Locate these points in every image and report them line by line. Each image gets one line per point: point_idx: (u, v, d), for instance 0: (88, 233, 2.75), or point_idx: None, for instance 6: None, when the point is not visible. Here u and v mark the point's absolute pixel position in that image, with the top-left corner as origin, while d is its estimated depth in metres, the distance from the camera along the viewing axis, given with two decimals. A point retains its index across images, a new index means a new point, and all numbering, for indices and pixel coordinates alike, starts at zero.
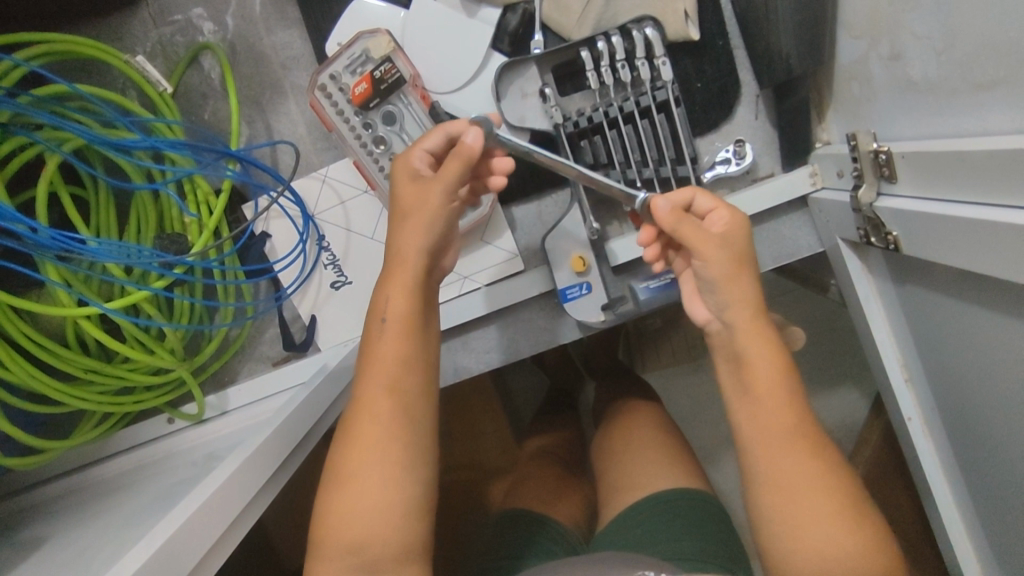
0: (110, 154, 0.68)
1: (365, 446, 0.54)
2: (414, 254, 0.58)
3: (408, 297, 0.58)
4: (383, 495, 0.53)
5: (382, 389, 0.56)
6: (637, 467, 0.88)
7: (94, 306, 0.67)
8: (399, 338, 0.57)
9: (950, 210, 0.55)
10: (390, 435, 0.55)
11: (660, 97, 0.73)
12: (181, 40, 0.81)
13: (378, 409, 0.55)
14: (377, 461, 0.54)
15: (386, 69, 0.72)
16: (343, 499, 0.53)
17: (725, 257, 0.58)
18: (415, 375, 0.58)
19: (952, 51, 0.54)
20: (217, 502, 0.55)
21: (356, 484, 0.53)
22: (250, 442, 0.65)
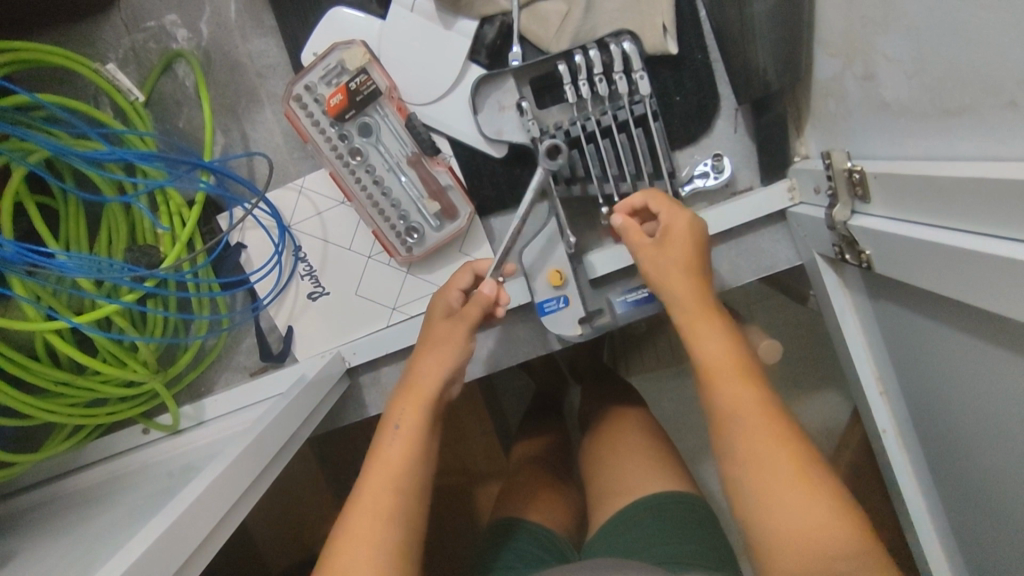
0: (78, 165, 0.67)
1: (360, 537, 0.56)
2: (431, 382, 0.64)
3: (418, 412, 0.63)
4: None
5: (382, 487, 0.59)
6: (625, 470, 0.88)
7: (63, 320, 0.65)
8: (406, 447, 0.61)
9: (919, 233, 0.56)
10: (383, 528, 0.57)
11: (637, 111, 0.73)
12: (154, 47, 0.80)
13: (374, 507, 0.57)
14: (364, 551, 0.55)
15: (362, 81, 0.72)
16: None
17: (670, 251, 0.65)
18: (414, 477, 0.60)
19: (921, 74, 0.54)
20: (191, 520, 0.54)
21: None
22: (222, 458, 0.64)
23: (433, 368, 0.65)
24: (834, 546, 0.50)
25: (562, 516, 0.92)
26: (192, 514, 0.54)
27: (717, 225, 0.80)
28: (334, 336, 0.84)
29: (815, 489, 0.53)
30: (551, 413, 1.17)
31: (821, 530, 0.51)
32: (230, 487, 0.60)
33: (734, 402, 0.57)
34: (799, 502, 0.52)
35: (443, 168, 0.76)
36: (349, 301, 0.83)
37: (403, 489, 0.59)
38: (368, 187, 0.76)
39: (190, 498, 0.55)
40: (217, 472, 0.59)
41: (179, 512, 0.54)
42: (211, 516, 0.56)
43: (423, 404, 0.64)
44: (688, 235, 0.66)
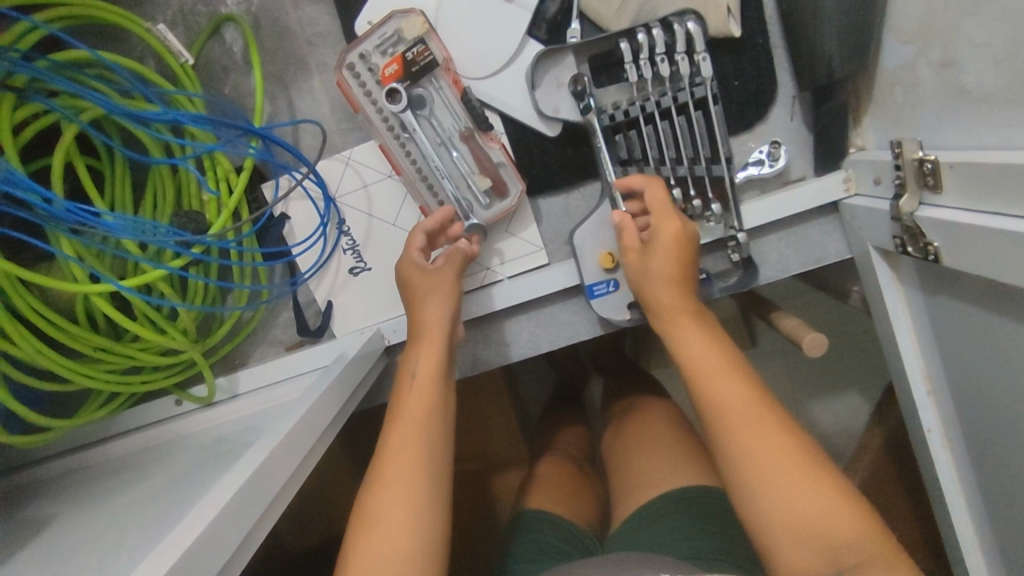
0: (128, 124, 0.66)
1: (392, 486, 0.56)
2: (441, 324, 0.67)
3: (435, 360, 0.65)
4: (405, 530, 0.54)
5: (408, 433, 0.59)
6: (646, 464, 0.85)
7: (108, 282, 0.64)
8: (427, 393, 0.62)
9: (998, 223, 0.54)
10: (413, 472, 0.57)
11: (699, 94, 0.70)
12: (203, 10, 0.78)
13: (403, 451, 0.58)
14: (396, 500, 0.55)
15: (419, 51, 0.70)
16: (370, 544, 0.53)
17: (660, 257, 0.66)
18: (438, 421, 0.61)
19: (1012, 61, 0.52)
20: (241, 490, 0.53)
21: (382, 528, 0.54)
22: (268, 429, 0.63)
23: (440, 319, 0.67)
24: (833, 535, 0.51)
25: (584, 508, 0.90)
26: (247, 485, 0.53)
27: (770, 213, 0.79)
28: (374, 313, 0.83)
29: (815, 479, 0.53)
30: (576, 405, 1.15)
31: (818, 520, 0.52)
32: (280, 461, 0.58)
33: (729, 401, 0.57)
34: (799, 493, 0.52)
35: (496, 145, 0.75)
36: (392, 278, 0.82)
37: (428, 432, 0.60)
38: (418, 161, 0.74)
39: (243, 472, 0.54)
40: (268, 445, 0.58)
41: (235, 485, 0.52)
42: (264, 488, 0.55)
43: (439, 350, 0.65)
44: (674, 243, 0.66)
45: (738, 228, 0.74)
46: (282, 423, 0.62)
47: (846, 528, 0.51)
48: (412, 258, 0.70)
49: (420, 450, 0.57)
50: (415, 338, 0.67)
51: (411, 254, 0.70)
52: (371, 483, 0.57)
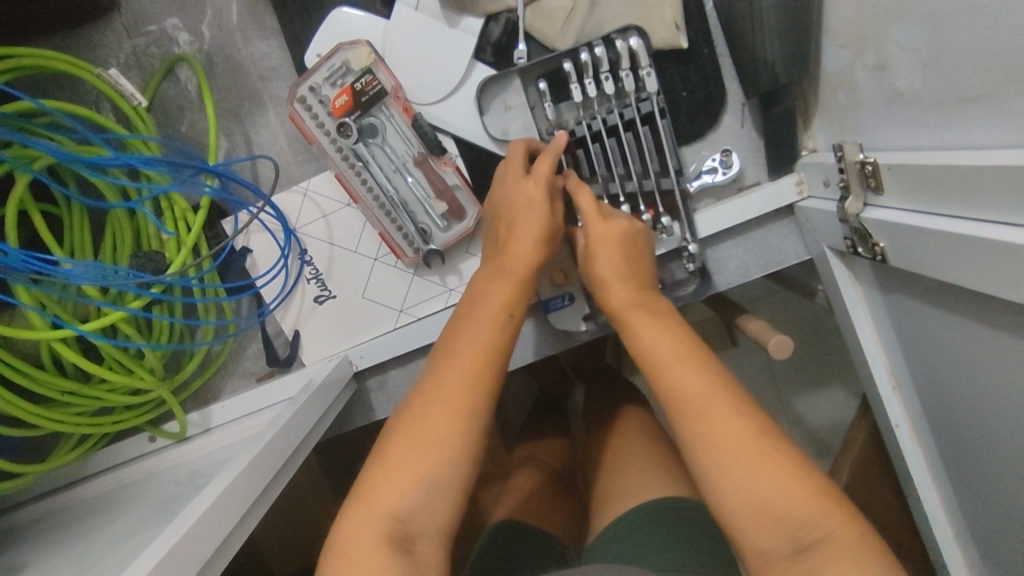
0: (82, 171, 0.66)
1: (441, 411, 0.54)
2: (528, 263, 0.63)
3: (517, 297, 0.62)
4: (435, 457, 0.52)
5: (474, 358, 0.57)
6: (626, 473, 0.81)
7: (69, 328, 0.64)
8: (502, 327, 0.59)
9: (936, 224, 0.55)
10: (466, 402, 0.55)
11: (644, 109, 0.73)
12: (155, 51, 0.79)
13: (461, 380, 0.56)
14: (437, 428, 0.53)
15: (367, 81, 0.71)
16: (394, 464, 0.52)
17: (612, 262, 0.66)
18: (501, 362, 0.58)
19: (937, 64, 0.53)
20: (205, 527, 0.53)
21: (416, 443, 0.53)
22: (232, 463, 0.63)
23: (532, 259, 0.63)
24: (803, 524, 0.49)
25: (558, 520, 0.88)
26: (209, 519, 0.54)
27: (726, 221, 0.80)
28: (342, 339, 0.83)
29: (784, 466, 0.51)
30: (555, 415, 1.15)
31: (785, 505, 0.50)
32: (246, 493, 0.59)
33: (685, 387, 0.56)
34: (760, 475, 0.51)
35: (450, 168, 0.76)
36: (357, 304, 0.82)
37: (493, 367, 0.57)
38: (374, 188, 0.75)
39: (205, 508, 0.54)
40: (231, 479, 0.58)
41: (194, 519, 0.52)
42: (226, 521, 0.56)
43: (525, 285, 0.62)
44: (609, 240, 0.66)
45: (689, 240, 0.77)
46: (246, 457, 0.62)
47: (811, 516, 0.49)
48: (538, 186, 0.65)
49: (479, 389, 0.55)
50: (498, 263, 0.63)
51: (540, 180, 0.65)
52: (418, 399, 0.55)
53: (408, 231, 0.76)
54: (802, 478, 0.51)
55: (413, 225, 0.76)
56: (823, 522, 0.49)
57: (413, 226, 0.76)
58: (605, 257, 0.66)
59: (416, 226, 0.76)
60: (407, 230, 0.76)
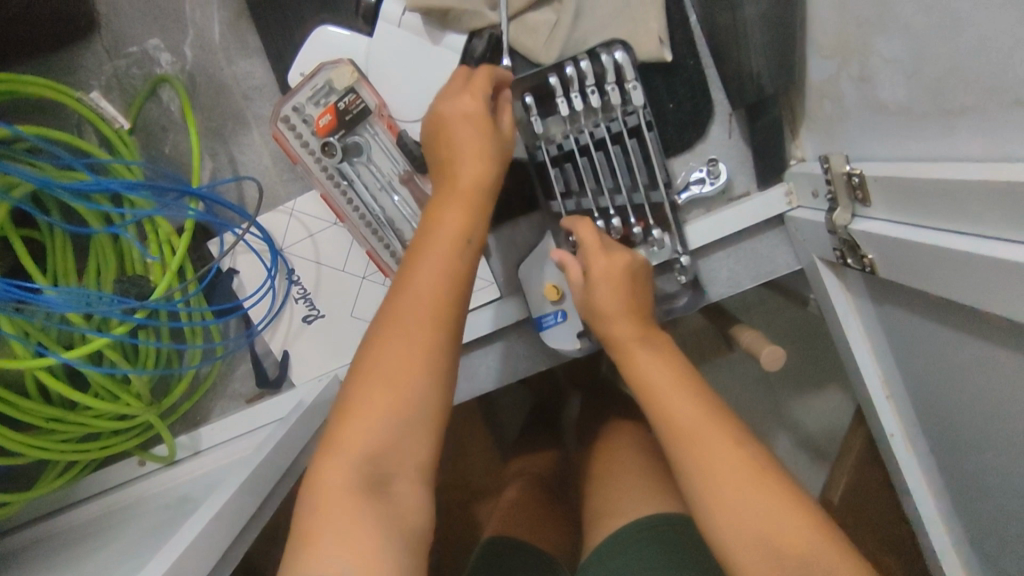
0: (63, 197, 0.66)
1: (397, 345, 0.51)
2: (475, 174, 0.59)
3: (466, 206, 0.58)
4: (398, 396, 0.50)
5: (427, 292, 0.53)
6: (619, 489, 0.81)
7: (52, 357, 0.63)
8: (453, 252, 0.55)
9: (924, 237, 0.54)
10: (424, 332, 0.52)
11: (632, 122, 0.72)
12: (137, 73, 0.78)
13: (415, 315, 0.53)
14: (393, 358, 0.51)
15: (351, 100, 0.71)
16: (357, 406, 0.50)
17: (610, 293, 0.64)
18: (460, 291, 0.55)
19: (920, 75, 0.53)
20: (194, 556, 0.52)
21: (376, 380, 0.50)
22: (223, 486, 0.62)
23: (479, 171, 0.59)
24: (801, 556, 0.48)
25: (553, 536, 0.88)
26: (197, 549, 0.52)
27: (715, 233, 0.80)
28: (331, 359, 0.82)
29: (780, 496, 0.51)
30: (550, 425, 1.13)
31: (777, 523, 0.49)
32: (233, 519, 0.58)
33: (680, 415, 0.56)
34: (755, 504, 0.51)
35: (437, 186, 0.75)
36: (345, 323, 0.82)
37: (448, 294, 0.54)
38: (361, 207, 0.74)
39: (193, 533, 0.53)
40: (220, 503, 0.57)
41: (183, 546, 0.51)
42: (215, 548, 0.54)
43: (478, 195, 0.59)
44: (611, 273, 0.64)
45: (680, 252, 0.77)
46: (237, 479, 0.61)
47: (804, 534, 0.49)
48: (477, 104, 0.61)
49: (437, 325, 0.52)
50: (446, 181, 0.60)
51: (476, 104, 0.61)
52: (373, 343, 0.52)
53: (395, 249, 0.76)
54: (799, 509, 0.50)
55: (400, 243, 0.75)
56: (821, 555, 0.48)
57: (400, 244, 0.75)
58: (603, 291, 0.64)
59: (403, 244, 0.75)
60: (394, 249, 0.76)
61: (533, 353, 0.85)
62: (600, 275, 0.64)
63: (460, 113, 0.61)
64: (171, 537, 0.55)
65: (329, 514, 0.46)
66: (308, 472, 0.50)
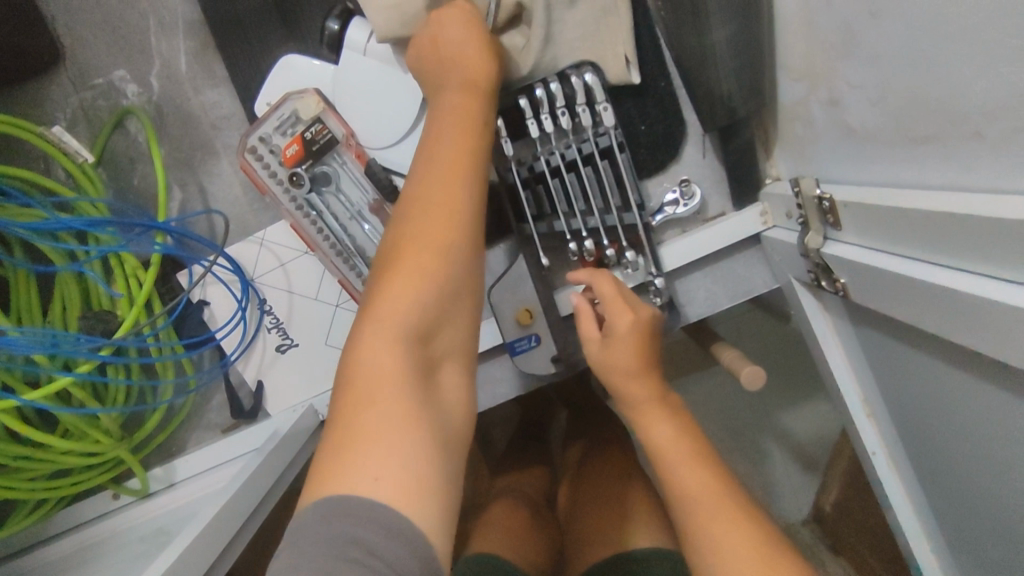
0: (25, 236, 0.65)
1: (418, 246, 0.48)
2: (484, 80, 0.57)
3: (470, 106, 0.56)
4: (423, 292, 0.47)
5: (439, 188, 0.50)
6: (607, 520, 0.79)
7: (16, 398, 0.62)
8: (465, 147, 0.53)
9: (895, 264, 0.53)
10: (443, 225, 0.49)
11: (602, 143, 0.72)
12: (104, 104, 0.78)
13: (435, 212, 0.49)
14: (418, 260, 0.47)
15: (318, 129, 0.70)
16: (381, 316, 0.46)
17: (631, 353, 0.62)
18: (474, 180, 0.52)
19: (884, 102, 0.52)
20: None
21: (401, 282, 0.46)
22: (197, 519, 0.60)
23: (485, 74, 0.57)
24: None
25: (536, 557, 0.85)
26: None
27: (691, 254, 0.79)
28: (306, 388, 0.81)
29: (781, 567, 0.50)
30: (539, 443, 1.10)
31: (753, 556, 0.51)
32: (200, 559, 0.56)
33: (688, 487, 0.57)
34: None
35: None
36: (319, 351, 0.81)
37: (463, 197, 0.51)
38: (331, 235, 0.74)
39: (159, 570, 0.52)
40: (188, 541, 0.55)
41: None
42: None
43: (483, 101, 0.57)
44: (632, 335, 0.62)
45: (654, 274, 0.76)
46: (211, 513, 0.60)
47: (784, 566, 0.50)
48: (464, 15, 0.59)
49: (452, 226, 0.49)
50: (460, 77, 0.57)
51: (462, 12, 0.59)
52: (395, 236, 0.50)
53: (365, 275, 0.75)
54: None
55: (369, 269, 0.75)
56: None
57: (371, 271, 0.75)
58: (616, 351, 0.62)
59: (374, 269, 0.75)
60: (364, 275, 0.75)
61: (511, 376, 0.84)
62: (623, 334, 0.62)
63: (455, 24, 0.59)
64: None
65: (381, 407, 0.42)
66: (337, 372, 0.45)
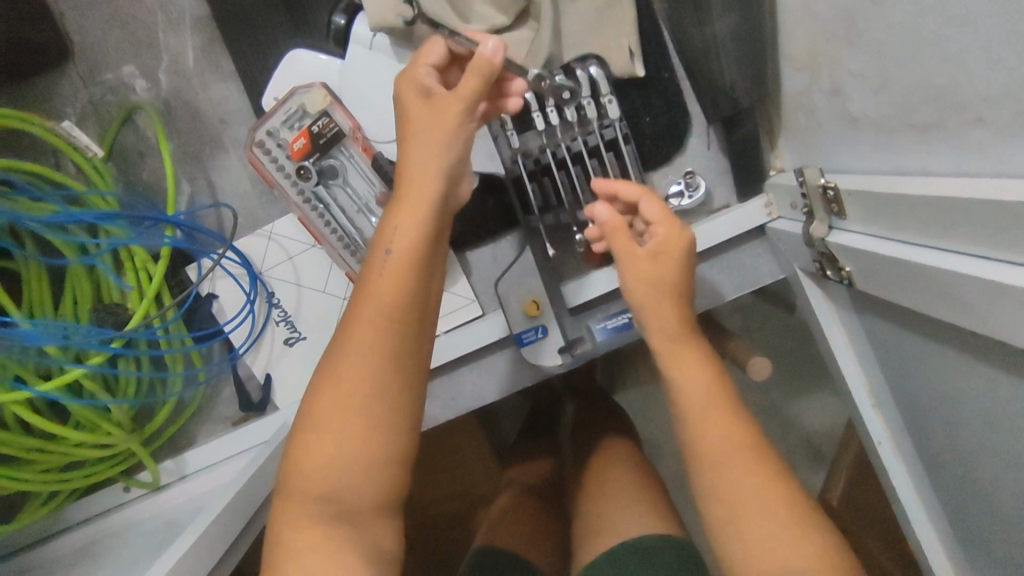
0: (37, 230, 0.65)
1: (340, 395, 0.48)
2: (429, 176, 0.51)
3: (417, 226, 0.51)
4: (345, 443, 0.48)
5: (365, 329, 0.48)
6: (613, 509, 0.79)
7: (28, 390, 0.63)
8: (397, 279, 0.49)
9: (901, 252, 0.54)
10: (360, 369, 0.48)
11: (607, 136, 0.73)
12: (112, 100, 0.78)
13: (358, 351, 0.48)
14: (342, 412, 0.48)
15: (324, 123, 0.71)
16: (307, 459, 0.48)
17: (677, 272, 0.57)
18: (406, 317, 0.49)
19: (887, 91, 0.53)
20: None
21: (323, 427, 0.48)
22: (208, 511, 0.61)
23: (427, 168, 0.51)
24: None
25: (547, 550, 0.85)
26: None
27: (696, 245, 0.79)
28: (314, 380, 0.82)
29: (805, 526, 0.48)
30: (546, 433, 1.09)
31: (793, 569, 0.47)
32: (211, 547, 0.56)
33: (723, 434, 0.52)
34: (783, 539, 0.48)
35: None
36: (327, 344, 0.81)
37: (391, 336, 0.49)
38: (338, 230, 0.74)
39: (173, 558, 0.52)
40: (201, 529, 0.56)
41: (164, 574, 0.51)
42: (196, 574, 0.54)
43: (428, 209, 0.51)
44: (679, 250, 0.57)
45: None
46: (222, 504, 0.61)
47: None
48: (416, 86, 0.53)
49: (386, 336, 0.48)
50: (399, 193, 0.52)
51: (418, 77, 0.53)
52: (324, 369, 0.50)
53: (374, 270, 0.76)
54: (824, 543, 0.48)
55: None
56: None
57: None
58: (670, 253, 0.57)
59: None
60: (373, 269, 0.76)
61: (518, 368, 0.84)
62: (674, 252, 0.57)
63: (405, 91, 0.53)
64: (151, 566, 0.54)
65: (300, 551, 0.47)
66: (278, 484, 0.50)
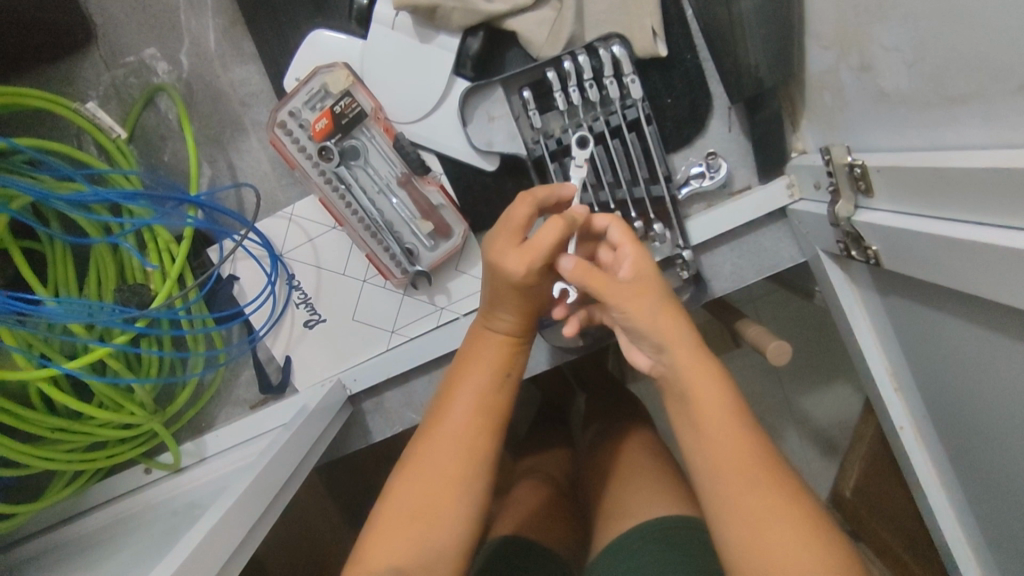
0: (63, 209, 0.66)
1: (428, 481, 0.53)
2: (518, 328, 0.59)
3: (502, 362, 0.58)
4: (428, 531, 0.51)
5: (457, 439, 0.54)
6: (630, 492, 0.78)
7: (55, 367, 0.63)
8: (489, 402, 0.56)
9: (931, 225, 0.53)
10: (453, 468, 0.53)
11: (630, 116, 0.72)
12: (135, 82, 0.79)
13: (447, 462, 0.53)
14: (426, 494, 0.52)
15: (347, 103, 0.71)
16: (385, 539, 0.51)
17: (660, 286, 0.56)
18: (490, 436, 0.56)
19: (922, 63, 0.52)
20: (201, 557, 0.51)
21: (405, 509, 0.52)
22: (232, 489, 0.61)
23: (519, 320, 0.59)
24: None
25: (562, 534, 0.84)
26: (208, 551, 0.52)
27: (717, 226, 0.79)
28: (334, 363, 0.82)
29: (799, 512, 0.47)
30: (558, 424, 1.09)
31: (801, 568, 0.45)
32: (237, 523, 0.56)
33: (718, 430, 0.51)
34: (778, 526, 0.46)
35: (434, 187, 0.76)
36: (346, 326, 0.81)
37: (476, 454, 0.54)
38: (359, 211, 0.73)
39: (198, 535, 0.52)
40: (228, 506, 0.56)
41: (190, 551, 0.50)
42: (222, 550, 0.54)
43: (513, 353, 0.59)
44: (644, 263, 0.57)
45: (682, 247, 0.75)
46: (246, 481, 0.60)
47: None
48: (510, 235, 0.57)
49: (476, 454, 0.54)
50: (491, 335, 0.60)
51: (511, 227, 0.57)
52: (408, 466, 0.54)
53: (391, 252, 0.75)
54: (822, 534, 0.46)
55: (395, 246, 0.74)
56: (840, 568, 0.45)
57: (396, 247, 0.74)
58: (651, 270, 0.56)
59: (400, 245, 0.75)
60: (389, 251, 0.75)
61: (537, 352, 0.84)
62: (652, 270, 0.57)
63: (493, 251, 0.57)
64: (178, 541, 0.54)
65: None
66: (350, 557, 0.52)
